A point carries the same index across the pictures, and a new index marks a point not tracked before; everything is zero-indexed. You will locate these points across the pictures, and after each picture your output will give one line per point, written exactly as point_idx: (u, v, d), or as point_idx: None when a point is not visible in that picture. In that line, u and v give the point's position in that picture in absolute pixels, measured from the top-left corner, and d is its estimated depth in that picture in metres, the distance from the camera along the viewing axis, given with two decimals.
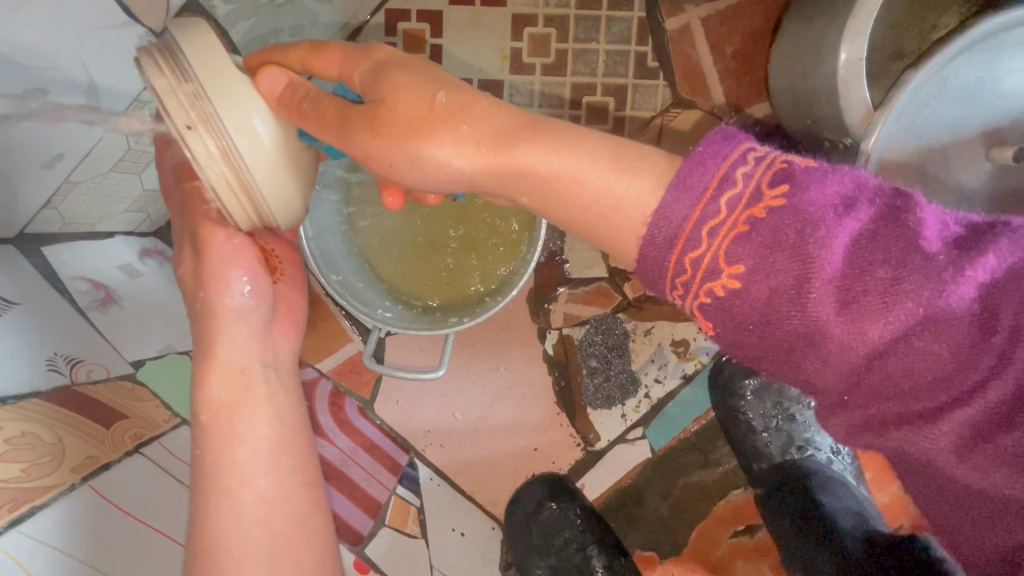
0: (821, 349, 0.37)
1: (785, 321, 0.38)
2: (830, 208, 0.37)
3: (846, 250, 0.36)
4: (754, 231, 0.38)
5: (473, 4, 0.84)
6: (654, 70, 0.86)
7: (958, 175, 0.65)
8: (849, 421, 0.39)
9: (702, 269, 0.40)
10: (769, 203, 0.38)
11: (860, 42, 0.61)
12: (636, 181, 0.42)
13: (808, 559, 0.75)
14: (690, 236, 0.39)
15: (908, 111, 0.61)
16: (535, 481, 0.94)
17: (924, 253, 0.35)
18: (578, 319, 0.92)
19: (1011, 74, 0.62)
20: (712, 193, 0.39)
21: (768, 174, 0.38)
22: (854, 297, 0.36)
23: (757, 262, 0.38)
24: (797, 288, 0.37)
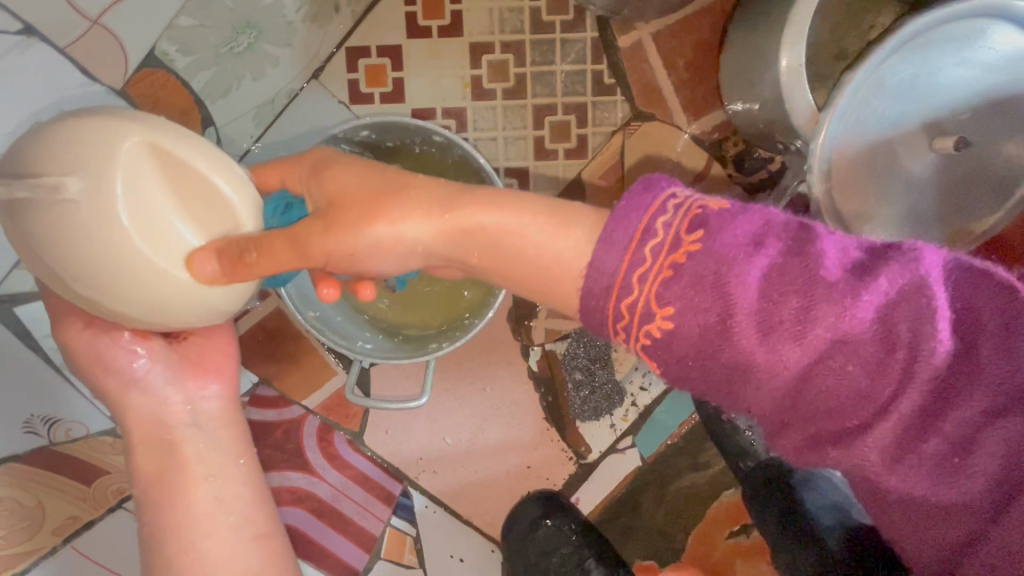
0: (751, 378, 0.40)
1: (718, 355, 0.41)
2: (742, 248, 0.40)
3: (759, 286, 0.39)
4: (678, 276, 0.40)
5: (431, 36, 0.86)
6: (611, 87, 0.89)
7: (905, 166, 0.68)
8: (791, 441, 0.42)
9: (639, 315, 0.42)
10: (689, 247, 0.40)
11: (798, 48, 0.64)
12: (570, 236, 0.45)
13: (792, 558, 0.76)
14: (623, 283, 0.41)
15: (851, 112, 0.64)
16: (529, 500, 0.94)
17: (833, 283, 0.38)
18: (559, 333, 0.93)
19: (948, 68, 0.64)
20: (638, 242, 0.41)
21: (685, 222, 0.41)
22: (774, 329, 0.39)
23: (684, 303, 0.40)
24: (722, 325, 0.40)
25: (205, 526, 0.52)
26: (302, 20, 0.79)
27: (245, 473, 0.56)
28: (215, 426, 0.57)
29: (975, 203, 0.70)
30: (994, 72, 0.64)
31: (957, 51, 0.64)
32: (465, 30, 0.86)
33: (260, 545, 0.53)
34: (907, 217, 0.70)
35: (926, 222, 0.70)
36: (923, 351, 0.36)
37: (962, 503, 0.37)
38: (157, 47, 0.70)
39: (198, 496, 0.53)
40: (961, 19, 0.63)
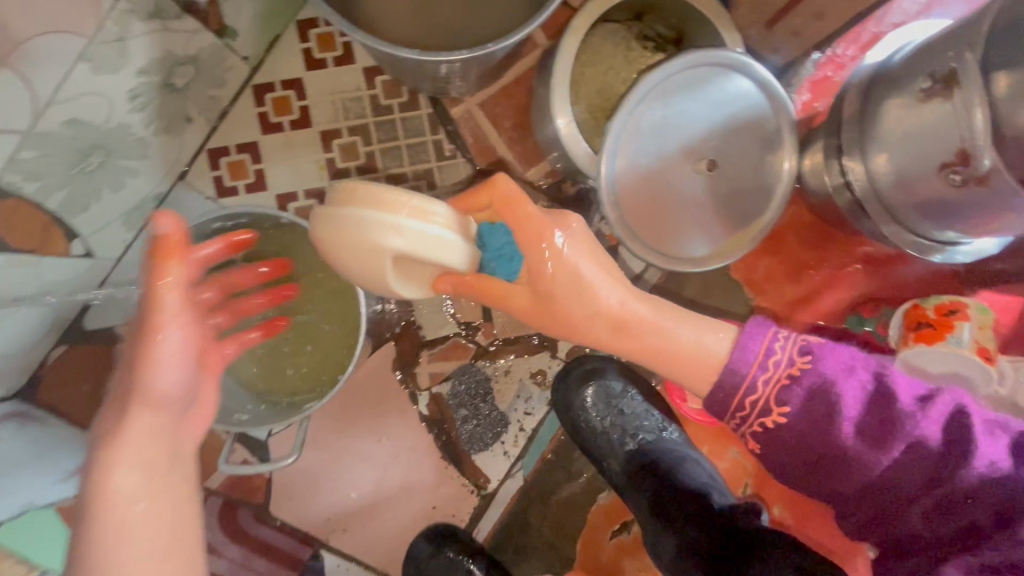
0: (840, 458, 0.63)
1: (818, 455, 0.64)
2: (842, 370, 0.65)
3: (801, 413, 0.64)
4: (794, 384, 0.64)
5: (284, 130, 0.97)
6: (452, 152, 1.02)
7: (680, 187, 0.82)
8: (846, 507, 0.66)
9: (758, 405, 0.65)
10: (799, 369, 0.64)
11: (566, 110, 0.80)
12: (711, 335, 0.69)
13: (656, 541, 0.79)
14: (744, 389, 0.65)
15: (620, 151, 0.78)
16: (419, 538, 0.98)
17: (857, 404, 0.63)
18: (443, 376, 1.00)
19: (689, 107, 0.79)
20: (756, 366, 0.65)
21: (796, 349, 0.65)
22: (813, 426, 0.64)
23: (793, 412, 0.64)
24: (821, 432, 0.63)
25: None
26: (153, 133, 0.84)
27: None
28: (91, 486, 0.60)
29: (747, 207, 0.85)
30: (725, 105, 0.80)
31: (692, 94, 0.79)
32: (314, 121, 0.98)
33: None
34: (694, 227, 0.84)
35: (710, 229, 0.84)
36: (956, 463, 0.60)
37: (954, 531, 0.60)
38: None
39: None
40: (690, 69, 0.79)
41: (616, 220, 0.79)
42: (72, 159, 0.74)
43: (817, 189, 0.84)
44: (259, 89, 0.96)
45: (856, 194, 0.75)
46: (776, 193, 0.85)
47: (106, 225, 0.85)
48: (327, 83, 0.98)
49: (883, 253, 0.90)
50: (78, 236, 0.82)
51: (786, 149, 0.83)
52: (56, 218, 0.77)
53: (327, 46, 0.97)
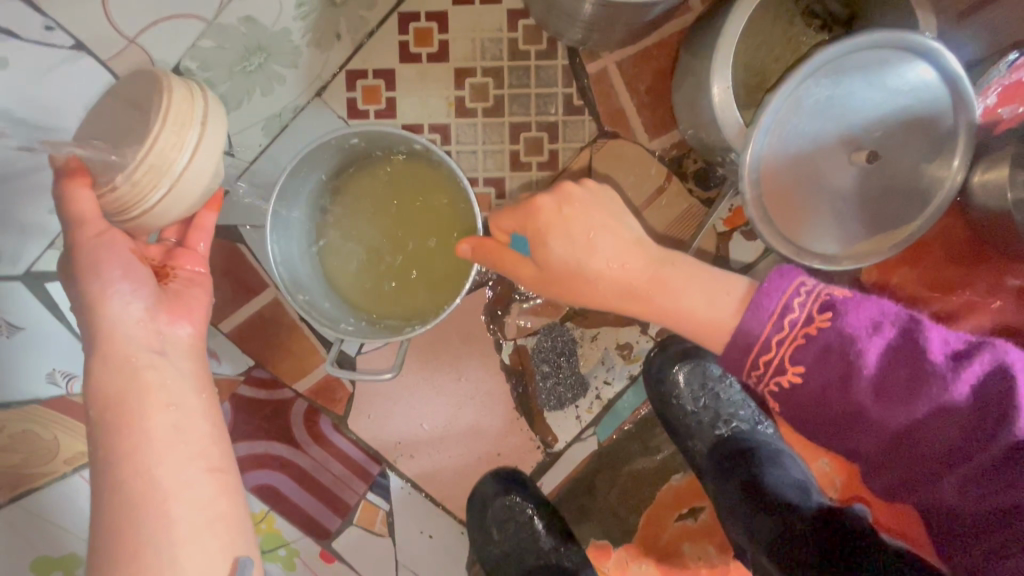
0: (870, 422, 0.56)
1: (833, 407, 0.57)
2: (864, 329, 0.56)
3: (817, 372, 0.57)
4: (809, 342, 0.57)
5: (421, 61, 0.98)
6: (580, 108, 0.99)
7: (828, 177, 0.77)
8: (883, 480, 0.58)
9: (773, 363, 0.59)
10: (819, 323, 0.57)
11: (724, 74, 0.75)
12: (715, 304, 0.64)
13: (748, 521, 0.75)
14: (761, 343, 0.59)
15: (773, 129, 0.74)
16: (485, 477, 1.00)
17: (886, 368, 0.54)
18: (530, 329, 1.00)
19: (859, 92, 0.74)
20: (779, 318, 0.58)
21: (816, 304, 0.58)
22: (833, 385, 0.57)
23: (815, 365, 0.57)
24: (842, 386, 0.56)
25: (160, 453, 0.57)
26: (306, 44, 0.87)
27: (205, 406, 0.63)
28: (178, 354, 0.63)
29: (898, 212, 0.79)
30: (902, 95, 0.74)
31: (867, 77, 0.73)
32: (451, 56, 0.98)
33: (214, 479, 0.60)
34: (833, 222, 0.78)
35: (850, 227, 0.79)
36: (1008, 413, 0.49)
37: None
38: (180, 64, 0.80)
39: (157, 435, 0.57)
40: (872, 49, 0.72)
41: (751, 199, 0.75)
42: None
43: (984, 202, 0.76)
44: (404, 16, 0.96)
45: None
46: (935, 202, 0.78)
47: (248, 126, 0.90)
48: (470, 21, 0.97)
49: None
50: None
51: (958, 154, 0.76)
52: None
53: None
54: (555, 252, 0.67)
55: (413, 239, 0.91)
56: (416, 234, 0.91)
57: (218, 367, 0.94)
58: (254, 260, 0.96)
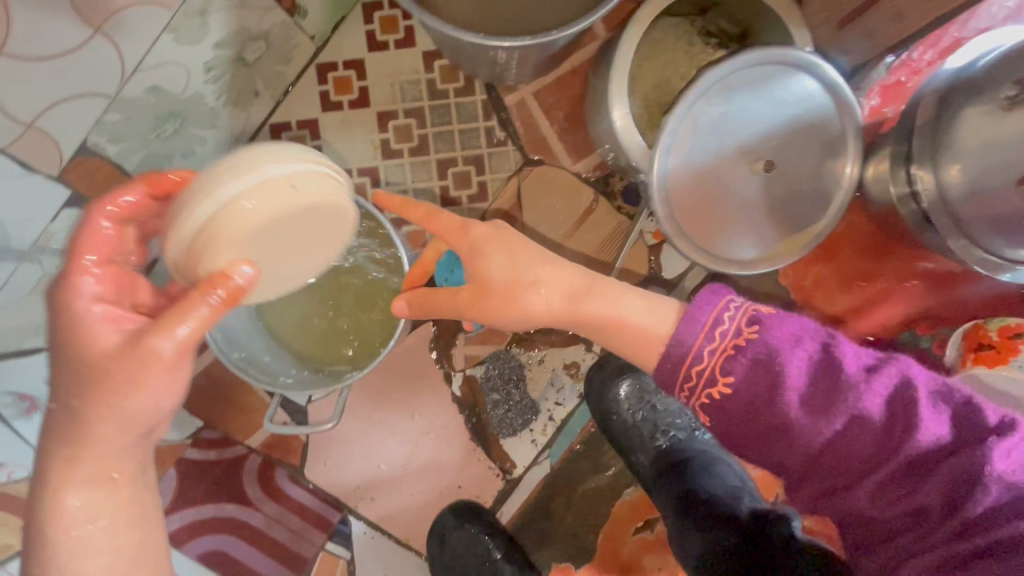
0: (794, 434, 0.57)
1: (762, 418, 0.58)
2: (789, 342, 0.58)
3: (747, 384, 0.57)
4: (738, 354, 0.57)
5: (343, 109, 1.00)
6: (503, 139, 1.02)
7: (734, 187, 0.80)
8: (800, 491, 0.60)
9: (703, 375, 0.58)
10: (747, 336, 0.58)
11: (624, 101, 0.79)
12: (658, 312, 0.64)
13: (683, 533, 0.78)
14: (695, 355, 0.58)
15: (674, 149, 0.77)
16: (444, 512, 1.00)
17: (808, 381, 0.56)
18: (477, 359, 1.01)
19: (750, 107, 0.78)
20: (708, 331, 0.58)
21: (744, 318, 0.58)
22: (761, 398, 0.57)
23: (744, 377, 0.57)
24: (771, 398, 0.57)
25: None
26: (223, 105, 0.89)
27: None
28: None
29: (805, 213, 0.83)
30: (790, 105, 0.78)
31: (755, 92, 0.78)
32: (372, 101, 1.00)
33: None
34: (744, 229, 0.82)
35: (762, 231, 0.82)
36: (914, 420, 0.53)
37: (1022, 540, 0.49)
38: (89, 140, 0.72)
39: None
40: (756, 66, 0.77)
41: (664, 216, 0.78)
42: (150, 125, 0.79)
43: (879, 197, 0.81)
44: (322, 67, 0.99)
45: (922, 205, 0.70)
46: (836, 200, 0.83)
47: None
48: (386, 65, 1.00)
49: (946, 269, 0.86)
50: None
51: (850, 154, 0.81)
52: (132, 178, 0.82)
53: (390, 28, 0.99)
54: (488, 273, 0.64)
55: (350, 284, 0.93)
56: (353, 278, 0.93)
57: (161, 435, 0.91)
58: None
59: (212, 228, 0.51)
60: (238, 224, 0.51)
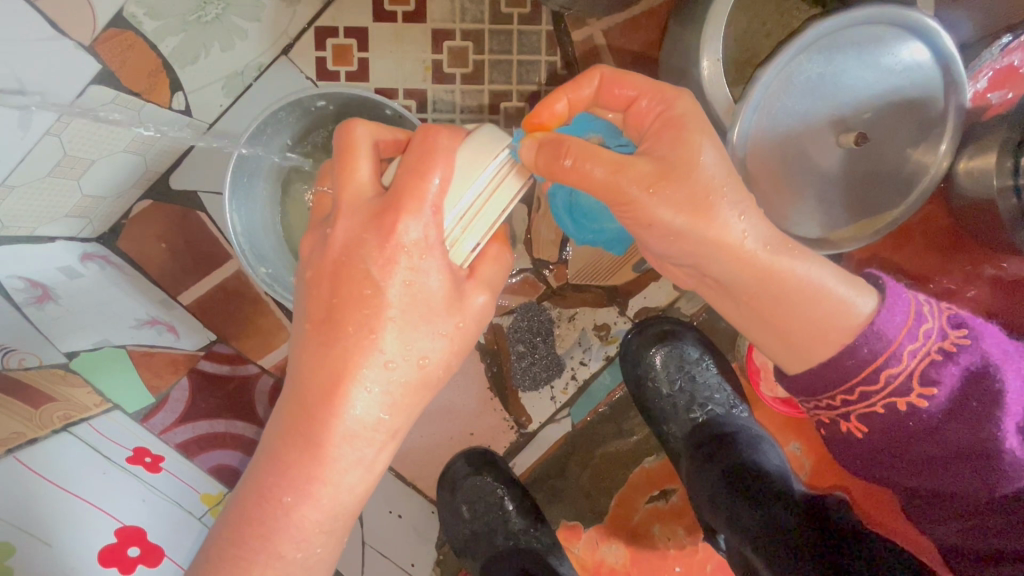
0: (983, 454, 0.58)
1: (952, 432, 0.59)
2: (1005, 355, 0.60)
3: (945, 394, 0.59)
4: (946, 358, 0.59)
5: (396, 21, 0.91)
6: (564, 78, 0.95)
7: (815, 158, 0.74)
8: (954, 519, 0.61)
9: (895, 381, 0.59)
10: (957, 341, 0.59)
11: (715, 46, 0.71)
12: (862, 293, 0.59)
13: (733, 509, 0.76)
14: (894, 355, 0.58)
15: (763, 105, 0.70)
16: (456, 458, 0.98)
17: (1017, 401, 0.58)
18: (506, 308, 0.96)
19: (847, 73, 0.71)
20: (906, 334, 0.58)
21: (951, 322, 0.60)
22: (960, 413, 0.59)
23: (941, 386, 0.59)
24: (974, 411, 0.58)
25: None
26: None
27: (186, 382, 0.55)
28: None
29: (882, 197, 0.78)
30: (893, 76, 0.72)
31: (861, 55, 0.71)
32: (428, 16, 0.92)
33: None
34: (816, 205, 0.77)
35: (832, 211, 0.77)
36: None
37: None
38: (125, 9, 0.72)
39: None
40: (868, 24, 0.70)
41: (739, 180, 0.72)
42: (189, 5, 0.77)
43: (969, 189, 0.76)
44: None
45: None
46: (917, 187, 0.78)
47: (204, 84, 0.83)
48: None
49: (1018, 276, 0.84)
50: (180, 89, 0.81)
51: (946, 138, 0.75)
52: (167, 63, 0.79)
53: None
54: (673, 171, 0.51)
55: None
56: None
57: (175, 341, 0.87)
58: (213, 227, 0.93)
59: (472, 218, 0.51)
60: (496, 213, 0.53)
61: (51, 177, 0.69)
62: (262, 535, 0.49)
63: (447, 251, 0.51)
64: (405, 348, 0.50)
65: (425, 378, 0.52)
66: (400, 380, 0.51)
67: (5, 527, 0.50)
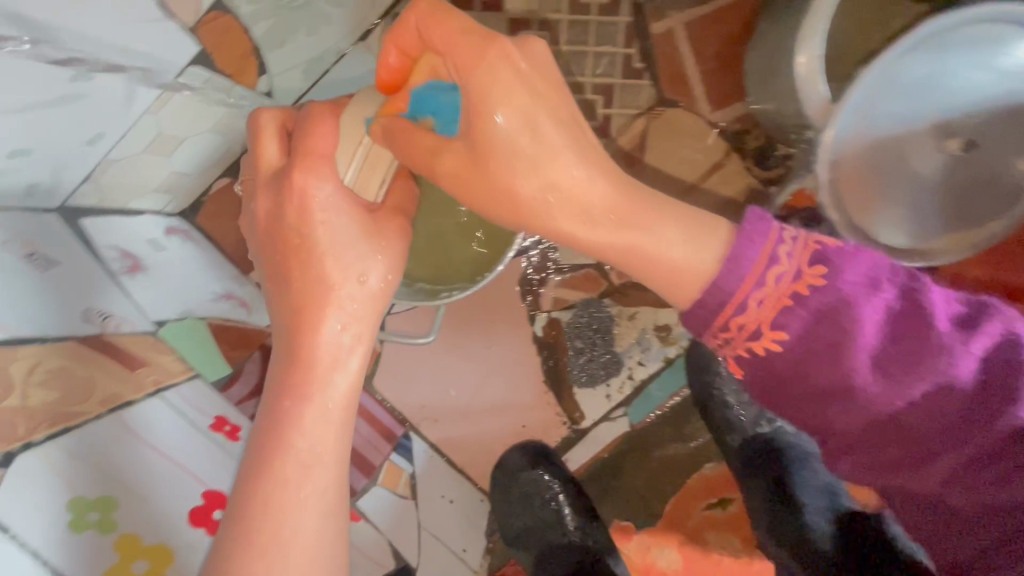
0: (855, 399, 0.43)
1: (815, 377, 0.44)
2: (863, 285, 0.43)
3: (797, 333, 0.44)
4: (797, 305, 0.43)
5: (473, 8, 0.91)
6: (639, 71, 0.93)
7: (913, 164, 0.71)
8: (857, 473, 0.47)
9: (749, 326, 0.44)
10: (811, 280, 0.43)
11: (817, 41, 0.67)
12: (678, 243, 0.46)
13: None
14: (739, 301, 0.44)
15: (860, 108, 0.67)
16: (512, 451, 0.98)
17: (871, 330, 0.43)
18: (566, 303, 0.96)
19: (957, 74, 0.67)
20: (753, 282, 0.44)
21: (806, 257, 0.44)
22: (818, 349, 0.43)
23: (798, 332, 0.44)
24: (834, 351, 0.43)
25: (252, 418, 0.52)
26: None
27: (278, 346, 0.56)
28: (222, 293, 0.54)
29: (982, 208, 0.73)
30: (1013, 79, 0.67)
31: (976, 54, 0.66)
32: (506, 5, 0.91)
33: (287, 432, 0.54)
34: (909, 212, 0.73)
35: (927, 220, 0.73)
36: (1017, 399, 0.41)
37: None
38: None
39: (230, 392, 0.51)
40: (989, 21, 0.65)
41: (825, 184, 0.69)
42: None
43: None
44: None
45: None
46: None
47: (289, 67, 0.84)
48: None
49: None
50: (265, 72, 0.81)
51: None
52: (256, 47, 0.77)
53: None
54: (500, 131, 0.46)
55: None
56: None
57: (248, 317, 0.90)
58: None
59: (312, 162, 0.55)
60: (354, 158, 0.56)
61: (146, 153, 0.74)
62: (296, 481, 0.47)
63: (351, 185, 0.56)
64: (349, 270, 0.52)
65: (372, 295, 0.54)
66: (350, 300, 0.53)
67: (103, 479, 0.53)
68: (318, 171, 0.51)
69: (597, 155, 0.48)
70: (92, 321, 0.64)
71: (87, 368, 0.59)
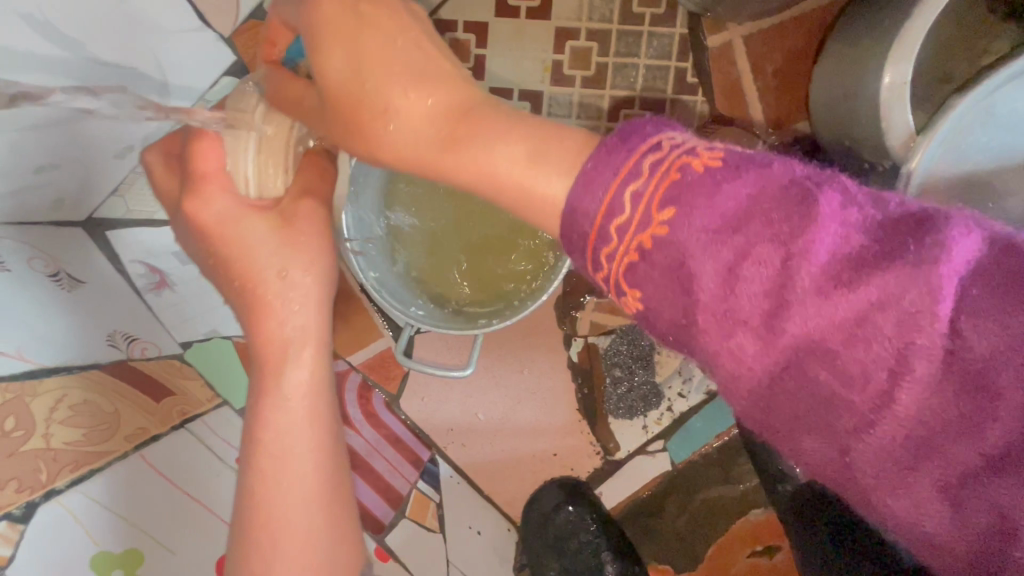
0: (749, 346, 0.33)
1: (689, 318, 0.34)
2: (729, 205, 0.33)
3: (650, 270, 0.35)
4: (655, 249, 0.35)
5: (520, 16, 0.86)
6: (693, 87, 0.87)
7: (1006, 202, 0.64)
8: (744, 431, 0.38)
9: (614, 262, 0.36)
10: (670, 214, 0.34)
11: (903, 65, 0.62)
12: (549, 170, 0.37)
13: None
14: (599, 232, 0.36)
15: (952, 137, 0.60)
16: (549, 486, 0.95)
17: (712, 251, 0.33)
18: (604, 328, 0.91)
19: None
20: (619, 184, 0.35)
21: (666, 179, 0.34)
22: (706, 285, 0.33)
23: (660, 266, 0.34)
24: (696, 286, 0.33)
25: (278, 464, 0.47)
26: None
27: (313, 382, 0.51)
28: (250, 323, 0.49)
29: None
30: None
31: None
32: (554, 13, 0.86)
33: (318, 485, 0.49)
34: None
35: None
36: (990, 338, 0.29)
37: None
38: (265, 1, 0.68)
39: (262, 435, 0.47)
40: None
41: None
42: None
43: None
44: None
45: None
46: None
47: None
48: None
49: None
50: None
51: None
52: None
53: None
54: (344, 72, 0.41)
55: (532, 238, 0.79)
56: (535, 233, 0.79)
57: None
58: None
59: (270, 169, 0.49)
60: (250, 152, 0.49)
61: None
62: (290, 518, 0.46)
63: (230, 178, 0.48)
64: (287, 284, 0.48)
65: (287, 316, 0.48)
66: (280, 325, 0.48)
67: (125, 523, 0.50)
68: (223, 186, 0.47)
69: (446, 79, 0.41)
70: (117, 344, 0.60)
71: (114, 400, 0.55)
